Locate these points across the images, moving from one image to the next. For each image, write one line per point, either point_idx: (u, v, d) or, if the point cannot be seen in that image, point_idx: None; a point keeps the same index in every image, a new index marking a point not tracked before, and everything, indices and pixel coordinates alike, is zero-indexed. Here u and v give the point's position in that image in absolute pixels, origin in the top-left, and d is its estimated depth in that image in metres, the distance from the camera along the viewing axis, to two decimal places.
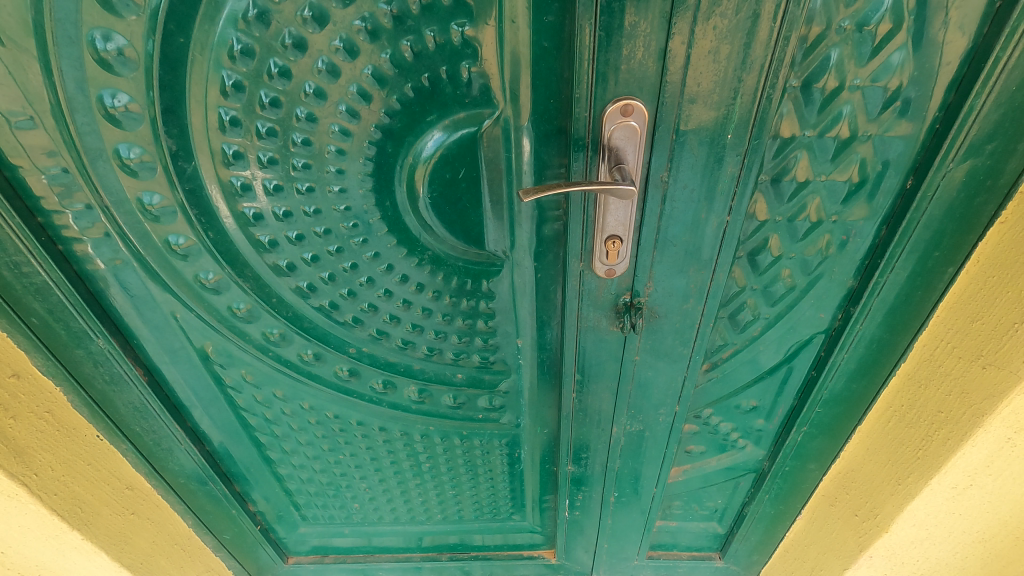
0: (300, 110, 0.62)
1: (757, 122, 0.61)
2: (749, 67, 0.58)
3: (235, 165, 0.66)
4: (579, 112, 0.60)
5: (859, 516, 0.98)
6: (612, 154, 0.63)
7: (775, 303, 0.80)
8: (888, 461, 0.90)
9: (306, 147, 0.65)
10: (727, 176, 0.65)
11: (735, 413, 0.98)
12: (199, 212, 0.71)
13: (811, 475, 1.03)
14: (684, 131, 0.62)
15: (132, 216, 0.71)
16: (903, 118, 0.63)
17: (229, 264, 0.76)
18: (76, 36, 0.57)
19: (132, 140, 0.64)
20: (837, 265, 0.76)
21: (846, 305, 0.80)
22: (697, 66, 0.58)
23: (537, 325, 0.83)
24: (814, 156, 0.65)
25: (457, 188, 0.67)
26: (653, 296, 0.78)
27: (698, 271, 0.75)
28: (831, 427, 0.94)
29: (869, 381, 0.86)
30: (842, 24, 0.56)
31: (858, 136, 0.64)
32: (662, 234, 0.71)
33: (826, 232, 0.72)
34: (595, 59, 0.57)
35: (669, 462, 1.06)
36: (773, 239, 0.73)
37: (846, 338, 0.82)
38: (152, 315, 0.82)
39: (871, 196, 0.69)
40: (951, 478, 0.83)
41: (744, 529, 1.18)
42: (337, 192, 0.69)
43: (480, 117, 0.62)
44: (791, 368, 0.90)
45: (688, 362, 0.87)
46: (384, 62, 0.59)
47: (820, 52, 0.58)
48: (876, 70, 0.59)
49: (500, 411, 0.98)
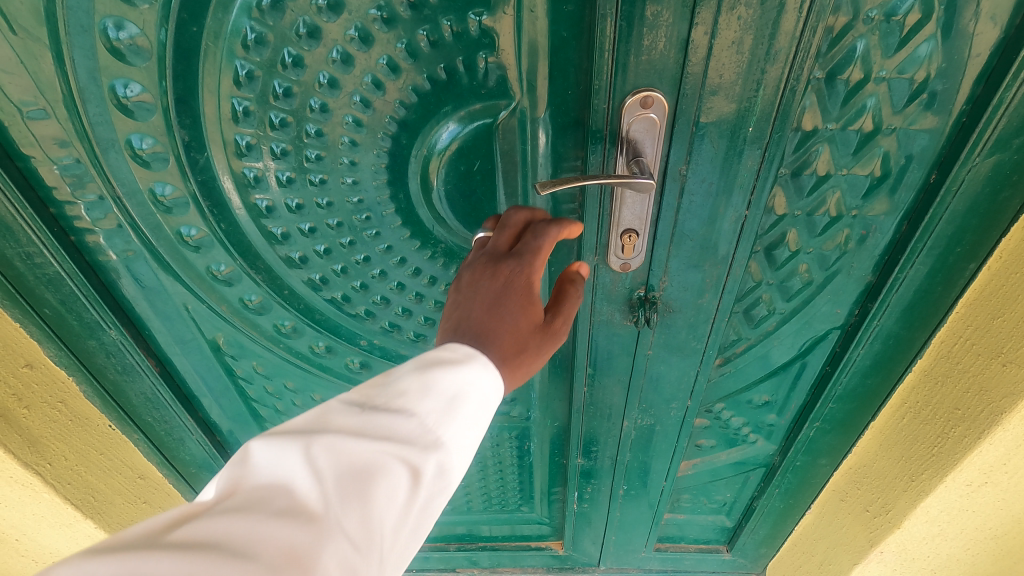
0: (314, 101, 0.61)
1: (779, 115, 0.60)
2: (773, 58, 0.56)
3: (248, 157, 0.65)
4: (597, 104, 0.59)
5: (871, 512, 0.97)
6: (631, 148, 0.62)
7: (791, 299, 0.80)
8: (902, 458, 0.89)
9: (319, 139, 0.64)
10: (746, 170, 0.64)
11: (746, 408, 0.98)
12: (211, 203, 0.70)
13: (822, 470, 1.03)
14: (703, 124, 0.61)
15: (143, 207, 0.71)
16: (929, 111, 0.61)
17: (241, 256, 0.76)
18: (89, 25, 0.56)
19: (144, 131, 0.64)
20: (856, 260, 0.75)
21: (864, 301, 0.79)
22: (719, 57, 0.57)
23: None
24: (836, 149, 0.64)
25: (472, 180, 0.67)
26: (667, 291, 0.78)
27: (714, 267, 0.74)
28: (844, 423, 0.94)
29: (885, 376, 0.86)
30: (869, 14, 0.54)
31: (882, 130, 0.62)
32: (679, 228, 0.70)
33: (845, 227, 0.71)
34: (616, 50, 0.56)
35: (679, 456, 1.07)
36: (791, 234, 0.72)
37: (862, 334, 0.81)
38: (163, 307, 0.83)
39: (893, 190, 0.67)
40: (966, 475, 0.82)
41: (753, 523, 1.20)
42: (350, 184, 0.68)
43: (496, 108, 0.61)
44: (804, 363, 0.89)
45: (701, 357, 0.87)
46: (399, 52, 0.58)
47: (846, 44, 0.56)
48: (903, 62, 0.57)
49: (510, 404, 1.00)
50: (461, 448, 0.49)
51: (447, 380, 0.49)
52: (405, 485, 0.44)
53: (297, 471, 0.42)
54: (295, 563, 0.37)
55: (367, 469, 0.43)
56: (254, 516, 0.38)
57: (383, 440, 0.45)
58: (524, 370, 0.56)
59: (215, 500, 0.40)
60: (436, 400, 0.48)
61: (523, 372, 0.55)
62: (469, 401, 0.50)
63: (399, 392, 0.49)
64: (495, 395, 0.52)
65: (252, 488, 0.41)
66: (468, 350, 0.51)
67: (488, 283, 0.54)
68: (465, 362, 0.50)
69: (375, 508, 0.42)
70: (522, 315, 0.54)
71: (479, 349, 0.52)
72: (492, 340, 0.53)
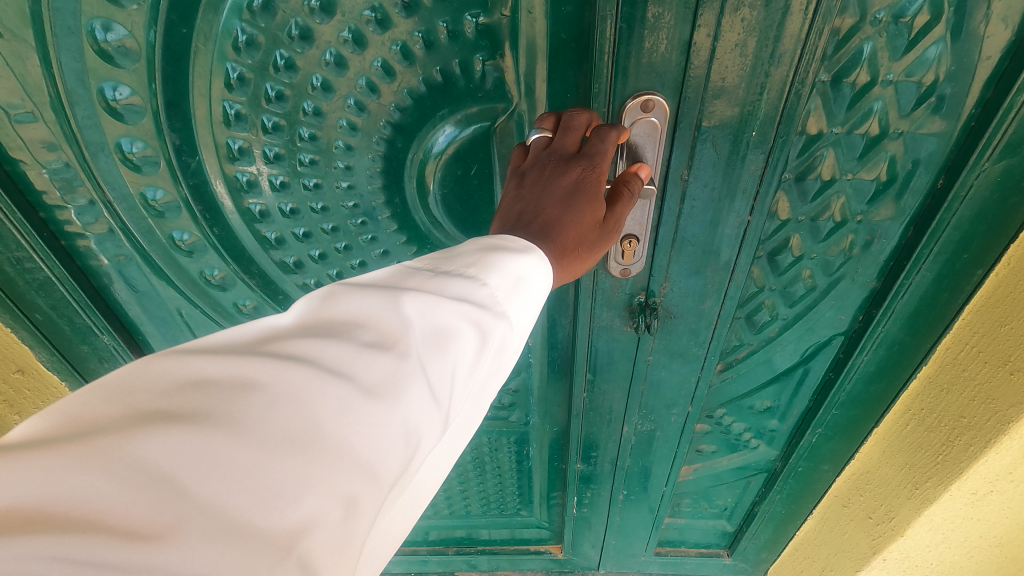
0: (307, 104, 0.60)
1: (783, 120, 0.58)
2: (778, 61, 0.54)
3: (240, 161, 0.64)
4: (597, 107, 0.58)
5: (873, 519, 0.96)
6: (632, 152, 0.60)
7: (794, 305, 0.79)
8: (906, 465, 0.88)
9: (313, 143, 0.63)
10: (749, 175, 0.63)
11: (747, 413, 0.98)
12: (203, 208, 0.69)
13: (824, 476, 1.02)
14: (706, 128, 0.60)
15: (135, 211, 0.70)
16: (937, 115, 0.59)
17: (235, 261, 0.75)
18: (75, 27, 0.54)
19: (134, 134, 0.62)
20: (860, 266, 0.74)
21: (868, 307, 0.78)
22: (721, 60, 0.55)
23: (548, 323, 0.82)
24: (841, 154, 0.62)
25: (469, 185, 0.66)
26: (668, 297, 0.76)
27: (715, 272, 0.73)
28: (846, 429, 0.93)
29: (888, 383, 0.84)
30: (877, 16, 0.52)
31: (888, 134, 0.61)
32: (680, 233, 0.69)
33: (850, 232, 0.70)
34: (616, 52, 0.55)
35: (680, 462, 1.06)
36: (794, 239, 0.71)
37: (866, 341, 0.80)
38: (157, 311, 0.82)
39: (899, 195, 0.66)
40: (971, 484, 0.80)
41: (754, 528, 1.19)
42: (345, 189, 0.67)
43: (493, 112, 0.60)
44: (807, 369, 0.89)
45: (702, 363, 0.86)
46: (394, 54, 0.57)
47: (852, 46, 0.54)
48: (911, 65, 0.55)
49: (509, 409, 1.00)
50: (521, 331, 0.45)
51: (510, 265, 0.44)
52: (481, 344, 0.40)
53: (379, 305, 0.37)
54: (384, 393, 0.33)
55: (448, 320, 0.38)
56: (340, 342, 0.34)
57: (460, 298, 0.40)
58: (577, 268, 0.53)
59: (295, 324, 0.36)
60: (505, 278, 0.43)
61: (576, 270, 0.53)
62: (532, 288, 0.45)
63: (472, 260, 0.44)
64: (550, 287, 0.47)
65: (336, 314, 0.36)
66: (525, 244, 0.47)
67: (559, 180, 0.51)
68: (529, 254, 0.46)
69: (456, 357, 0.38)
70: (587, 212, 0.51)
71: (541, 243, 0.49)
72: (556, 235, 0.50)
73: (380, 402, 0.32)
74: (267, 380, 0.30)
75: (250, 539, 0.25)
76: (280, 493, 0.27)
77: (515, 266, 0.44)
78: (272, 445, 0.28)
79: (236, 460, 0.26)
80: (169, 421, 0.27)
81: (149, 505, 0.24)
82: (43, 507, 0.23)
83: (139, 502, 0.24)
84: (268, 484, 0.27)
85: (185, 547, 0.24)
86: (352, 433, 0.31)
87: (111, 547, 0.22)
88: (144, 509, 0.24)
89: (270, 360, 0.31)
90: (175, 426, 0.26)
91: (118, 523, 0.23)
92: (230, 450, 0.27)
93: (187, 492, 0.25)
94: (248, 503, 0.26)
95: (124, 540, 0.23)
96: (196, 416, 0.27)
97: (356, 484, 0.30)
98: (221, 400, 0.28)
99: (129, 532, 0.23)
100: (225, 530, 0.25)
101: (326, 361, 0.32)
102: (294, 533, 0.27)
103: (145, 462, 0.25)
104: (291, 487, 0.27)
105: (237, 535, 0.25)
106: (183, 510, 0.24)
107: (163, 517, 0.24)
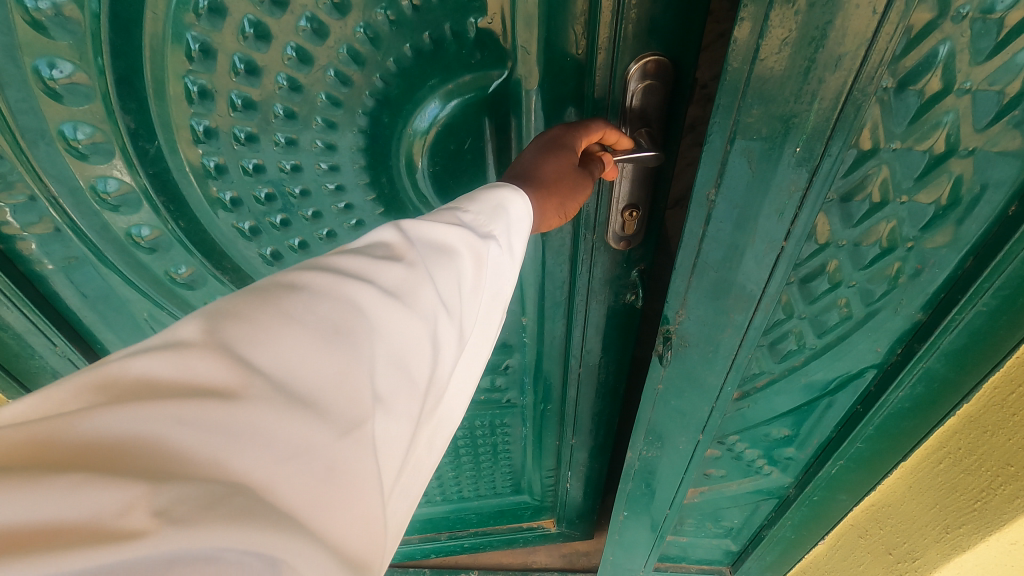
0: (281, 77, 0.51)
1: (836, 133, 0.48)
2: (835, 66, 0.44)
3: (206, 144, 0.56)
4: (598, 73, 0.54)
5: (894, 555, 0.89)
6: (636, 116, 0.57)
7: (824, 334, 0.70)
8: (934, 507, 0.79)
9: (290, 121, 0.55)
10: (786, 194, 0.53)
11: (762, 440, 0.91)
12: (166, 198, 0.61)
13: (839, 505, 0.94)
14: (737, 141, 0.51)
15: (86, 207, 0.62)
16: (1019, 130, 0.49)
17: (204, 255, 0.68)
18: None
19: (79, 118, 0.53)
20: (905, 296, 0.64)
21: (909, 339, 0.70)
22: (765, 61, 0.45)
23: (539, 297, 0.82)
24: (895, 174, 0.53)
25: (462, 159, 0.61)
26: (684, 325, 0.70)
27: (739, 302, 0.65)
28: (870, 462, 0.85)
29: (922, 419, 0.75)
30: (960, 11, 0.42)
31: (957, 150, 0.51)
32: (701, 258, 0.62)
33: (897, 260, 0.61)
34: (619, 11, 0.49)
35: (687, 486, 1.00)
36: (832, 264, 0.62)
37: (903, 376, 0.71)
38: (119, 318, 0.76)
39: (961, 220, 0.56)
40: (1012, 536, 0.71)
41: (759, 550, 1.14)
42: (326, 170, 0.60)
43: (486, 80, 0.54)
44: (831, 401, 0.81)
45: (718, 393, 0.78)
46: (379, 18, 0.49)
47: (926, 47, 0.44)
48: (995, 71, 0.45)
49: (504, 390, 1.03)
50: (513, 254, 0.47)
51: (488, 196, 0.46)
52: (475, 269, 0.41)
53: (380, 233, 0.38)
54: (408, 292, 0.35)
55: (448, 240, 0.40)
56: (359, 254, 0.35)
57: (460, 224, 0.42)
58: (564, 208, 0.54)
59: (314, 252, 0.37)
60: (487, 205, 0.45)
61: (553, 211, 0.52)
62: (513, 211, 0.47)
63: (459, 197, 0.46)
64: (530, 221, 0.49)
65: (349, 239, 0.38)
66: (499, 182, 0.48)
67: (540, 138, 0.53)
68: (506, 188, 0.48)
69: (463, 272, 0.40)
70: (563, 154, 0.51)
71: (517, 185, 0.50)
72: (534, 178, 0.51)
73: (406, 301, 0.34)
74: (303, 282, 0.31)
75: (322, 416, 0.27)
76: (339, 372, 0.29)
77: (491, 197, 0.46)
78: (326, 326, 0.30)
79: (296, 340, 0.28)
80: (232, 315, 0.28)
81: (233, 378, 0.25)
82: (143, 384, 0.24)
83: (223, 376, 0.25)
84: (333, 365, 0.29)
85: (273, 412, 0.25)
86: (389, 325, 0.33)
87: (207, 412, 0.24)
88: (231, 381, 0.25)
89: (301, 270, 0.33)
90: (237, 320, 0.28)
91: (210, 391, 0.25)
92: (291, 331, 0.28)
93: (263, 370, 0.26)
94: (314, 381, 0.28)
95: (219, 403, 0.24)
96: (256, 309, 0.29)
97: (394, 374, 0.32)
98: (273, 295, 0.30)
99: (219, 396, 0.24)
100: (295, 401, 0.26)
101: (353, 267, 0.34)
102: (354, 412, 0.29)
103: (221, 346, 0.26)
104: (347, 366, 0.29)
105: (309, 408, 0.27)
106: (262, 385, 0.26)
107: (245, 388, 0.25)
